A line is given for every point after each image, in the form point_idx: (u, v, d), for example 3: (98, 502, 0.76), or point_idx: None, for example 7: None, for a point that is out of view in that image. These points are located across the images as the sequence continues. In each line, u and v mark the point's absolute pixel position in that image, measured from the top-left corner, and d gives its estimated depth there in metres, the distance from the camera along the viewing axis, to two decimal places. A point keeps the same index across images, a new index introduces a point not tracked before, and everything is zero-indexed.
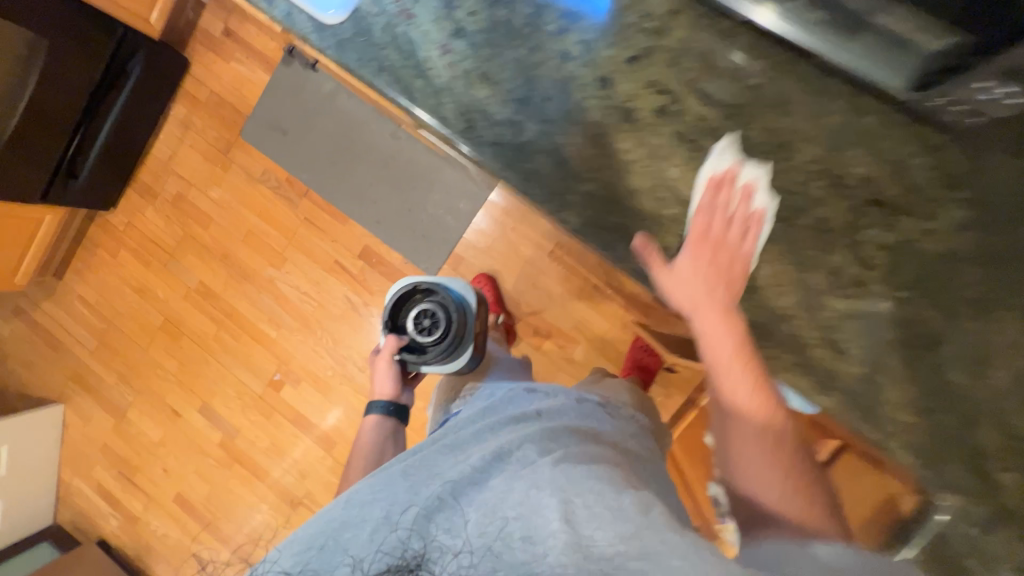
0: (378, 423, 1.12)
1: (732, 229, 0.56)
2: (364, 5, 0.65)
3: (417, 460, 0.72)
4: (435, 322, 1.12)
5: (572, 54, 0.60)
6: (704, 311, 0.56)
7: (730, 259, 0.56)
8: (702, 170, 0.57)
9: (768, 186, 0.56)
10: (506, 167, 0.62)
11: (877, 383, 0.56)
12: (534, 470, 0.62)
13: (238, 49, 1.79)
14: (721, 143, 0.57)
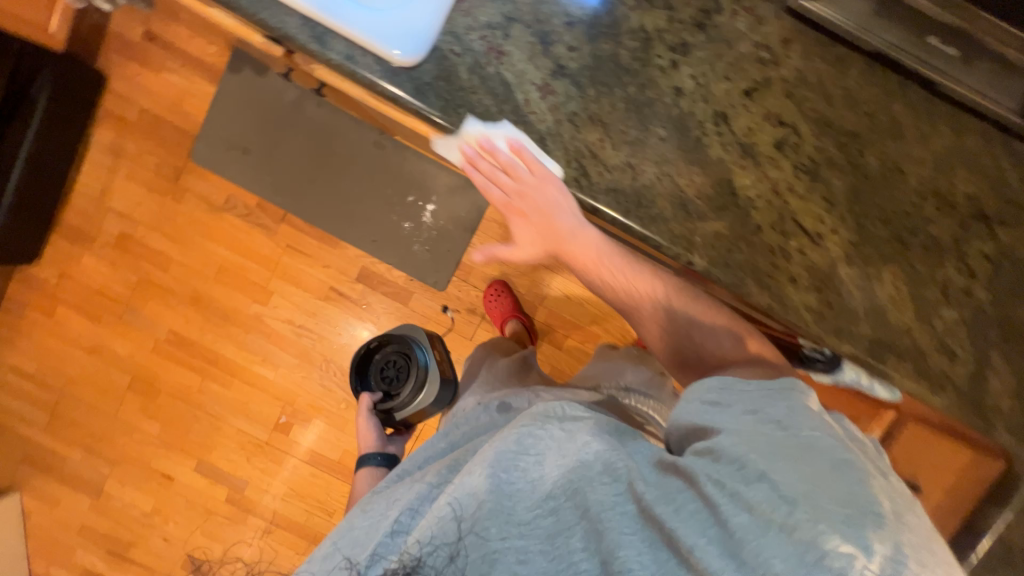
0: (370, 475, 0.96)
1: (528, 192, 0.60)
2: (443, 42, 0.57)
3: (393, 489, 0.63)
4: (402, 369, 1.09)
5: (685, 89, 0.58)
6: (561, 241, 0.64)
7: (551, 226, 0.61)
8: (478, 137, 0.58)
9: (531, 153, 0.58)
10: (627, 214, 0.58)
11: (983, 378, 0.62)
12: (509, 441, 0.56)
13: (167, 55, 1.52)
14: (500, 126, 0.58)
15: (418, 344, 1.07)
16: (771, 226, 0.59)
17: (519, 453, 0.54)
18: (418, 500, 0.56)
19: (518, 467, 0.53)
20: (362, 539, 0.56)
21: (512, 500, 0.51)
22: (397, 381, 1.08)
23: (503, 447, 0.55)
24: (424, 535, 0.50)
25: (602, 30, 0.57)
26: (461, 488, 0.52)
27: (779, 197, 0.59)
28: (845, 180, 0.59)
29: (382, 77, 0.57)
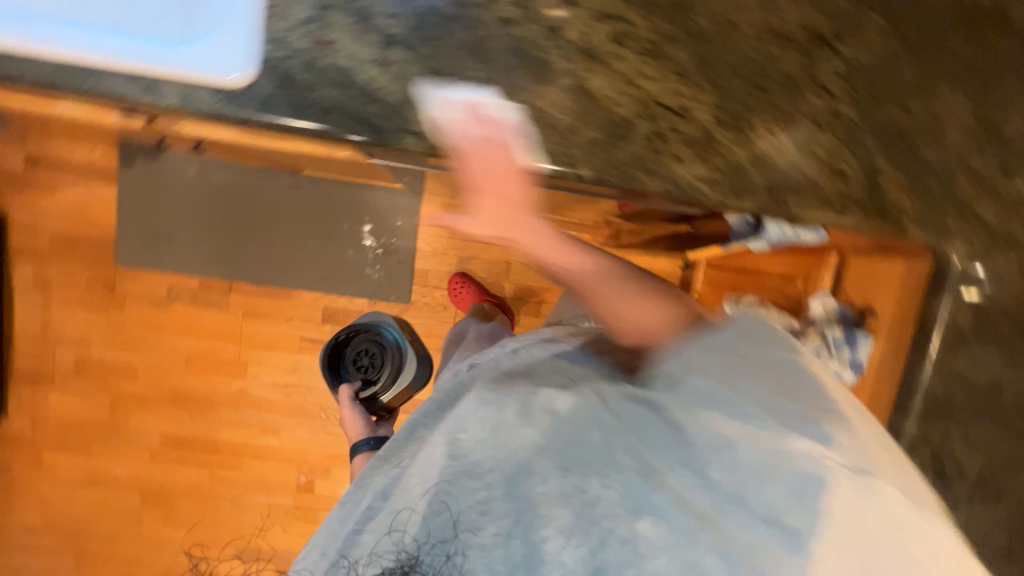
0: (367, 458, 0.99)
1: (487, 143, 0.58)
2: (267, 51, 0.57)
3: (377, 475, 0.67)
4: (375, 358, 1.19)
5: (511, 17, 0.59)
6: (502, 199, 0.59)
7: (501, 170, 0.58)
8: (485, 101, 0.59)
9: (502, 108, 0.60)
10: (502, 149, 0.60)
11: (879, 185, 0.65)
12: (488, 431, 0.57)
13: (56, 174, 1.49)
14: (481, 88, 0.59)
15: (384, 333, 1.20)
16: (638, 113, 0.61)
17: (501, 444, 0.56)
18: (401, 497, 0.59)
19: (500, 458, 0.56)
20: (353, 537, 0.60)
21: (504, 490, 0.54)
22: (371, 370, 1.18)
23: (487, 441, 0.57)
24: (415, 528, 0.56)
25: None
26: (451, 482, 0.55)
27: (635, 85, 0.61)
28: (687, 49, 0.61)
29: (225, 106, 0.57)
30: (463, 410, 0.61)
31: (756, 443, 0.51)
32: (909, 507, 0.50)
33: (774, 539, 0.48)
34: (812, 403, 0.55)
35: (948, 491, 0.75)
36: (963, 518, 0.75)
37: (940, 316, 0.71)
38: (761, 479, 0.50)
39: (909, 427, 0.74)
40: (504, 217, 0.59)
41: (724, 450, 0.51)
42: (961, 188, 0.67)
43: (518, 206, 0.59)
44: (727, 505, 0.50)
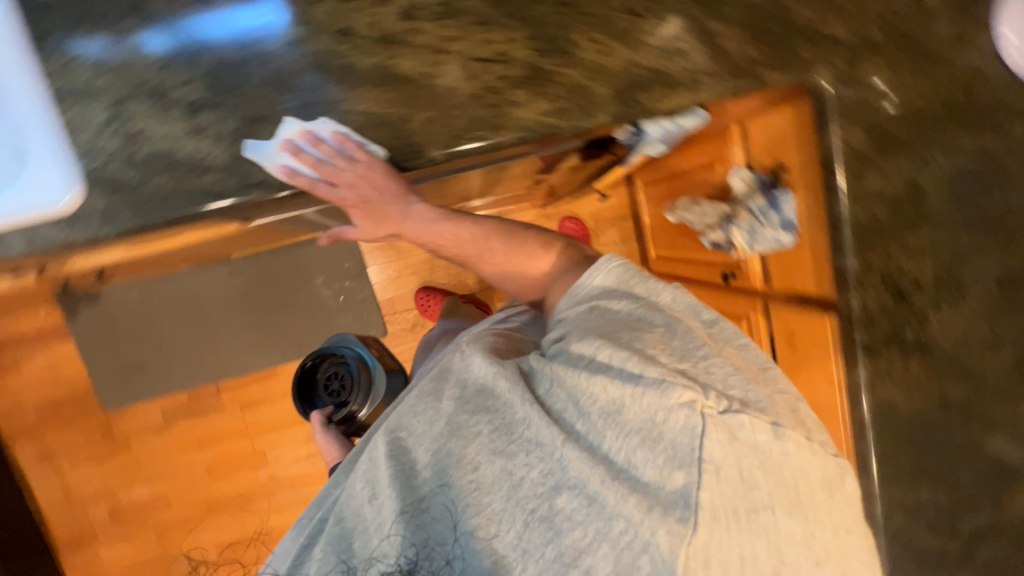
0: None
1: (342, 169, 0.61)
2: (84, 166, 0.57)
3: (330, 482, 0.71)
4: (346, 379, 1.11)
5: (299, 37, 0.59)
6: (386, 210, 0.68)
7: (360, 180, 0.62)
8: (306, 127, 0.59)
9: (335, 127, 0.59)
10: (346, 165, 0.60)
11: (720, 47, 0.64)
12: (431, 421, 0.65)
13: (13, 351, 1.51)
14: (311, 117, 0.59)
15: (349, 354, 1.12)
16: (459, 77, 0.61)
17: (445, 432, 0.64)
18: (355, 497, 0.63)
19: (443, 444, 0.63)
20: (350, 541, 0.61)
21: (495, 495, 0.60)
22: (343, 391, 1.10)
23: (432, 431, 0.64)
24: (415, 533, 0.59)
25: (194, 48, 0.58)
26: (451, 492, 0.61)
27: (444, 51, 0.61)
28: None
29: (68, 232, 0.57)
30: (406, 405, 0.69)
31: (639, 398, 0.59)
32: (777, 440, 0.58)
33: (662, 487, 0.56)
34: (743, 379, 0.64)
35: (912, 306, 0.75)
36: (936, 325, 0.76)
37: (835, 148, 0.70)
38: (645, 435, 0.58)
39: (852, 261, 0.74)
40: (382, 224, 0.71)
41: (617, 412, 0.60)
42: (799, 17, 0.65)
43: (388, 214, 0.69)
44: (619, 462, 0.59)
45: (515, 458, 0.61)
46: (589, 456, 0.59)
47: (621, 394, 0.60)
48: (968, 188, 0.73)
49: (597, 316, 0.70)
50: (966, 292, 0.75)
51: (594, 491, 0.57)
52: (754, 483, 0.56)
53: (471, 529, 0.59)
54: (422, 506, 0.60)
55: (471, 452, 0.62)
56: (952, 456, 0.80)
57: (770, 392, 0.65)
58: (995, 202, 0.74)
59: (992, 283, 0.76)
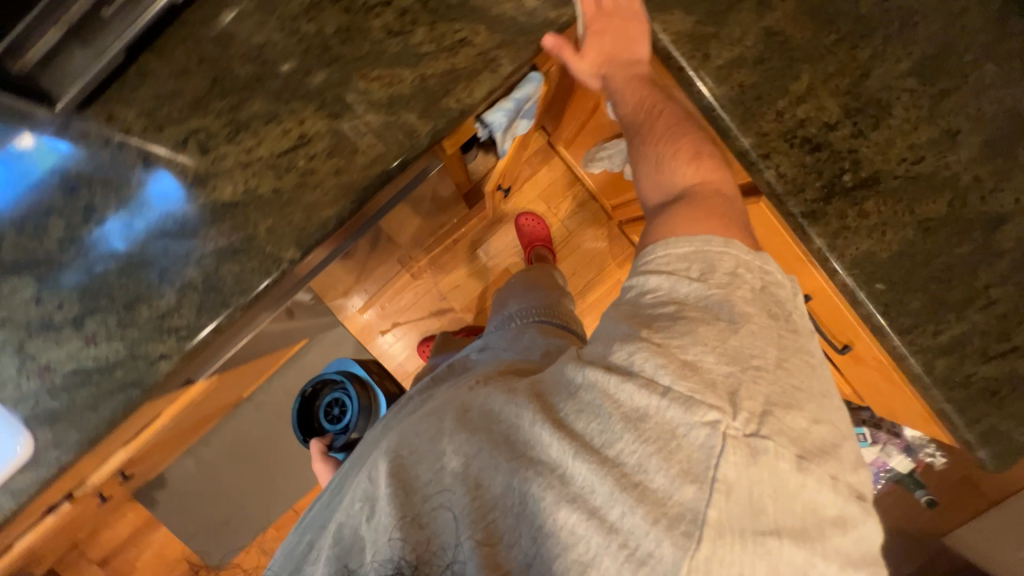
0: None
1: (619, 1, 0.63)
2: (21, 413, 0.63)
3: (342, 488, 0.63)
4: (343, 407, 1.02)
5: (131, 217, 0.62)
6: (621, 52, 0.64)
7: (633, 26, 0.63)
8: None
9: None
10: (225, 304, 0.63)
11: (500, 16, 0.62)
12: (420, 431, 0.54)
13: (123, 554, 1.68)
14: None
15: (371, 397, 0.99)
16: (278, 177, 0.62)
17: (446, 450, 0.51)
18: (348, 512, 0.54)
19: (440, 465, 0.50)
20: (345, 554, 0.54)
21: (493, 508, 0.47)
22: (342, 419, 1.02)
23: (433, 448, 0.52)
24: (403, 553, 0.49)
25: (51, 272, 0.62)
26: (442, 503, 0.49)
27: (253, 163, 0.62)
28: (259, 97, 0.62)
29: (40, 470, 0.64)
30: (414, 421, 0.57)
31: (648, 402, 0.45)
32: (802, 473, 0.43)
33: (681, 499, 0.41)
34: (796, 386, 0.47)
35: (833, 150, 0.67)
36: (870, 155, 0.68)
37: (667, 43, 0.64)
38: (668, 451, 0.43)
39: (747, 137, 0.66)
40: (607, 62, 0.64)
41: (642, 419, 0.45)
42: None
43: (624, 57, 0.64)
44: (631, 466, 0.43)
45: (524, 475, 0.46)
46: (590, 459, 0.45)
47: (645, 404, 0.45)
48: (833, 3, 0.65)
49: (662, 265, 0.53)
50: (884, 108, 0.67)
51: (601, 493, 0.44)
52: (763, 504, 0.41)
53: (468, 548, 0.46)
54: (421, 522, 0.49)
55: (472, 468, 0.49)
56: (965, 276, 0.71)
57: (819, 405, 0.47)
58: (869, 2, 0.66)
59: (909, 83, 0.67)
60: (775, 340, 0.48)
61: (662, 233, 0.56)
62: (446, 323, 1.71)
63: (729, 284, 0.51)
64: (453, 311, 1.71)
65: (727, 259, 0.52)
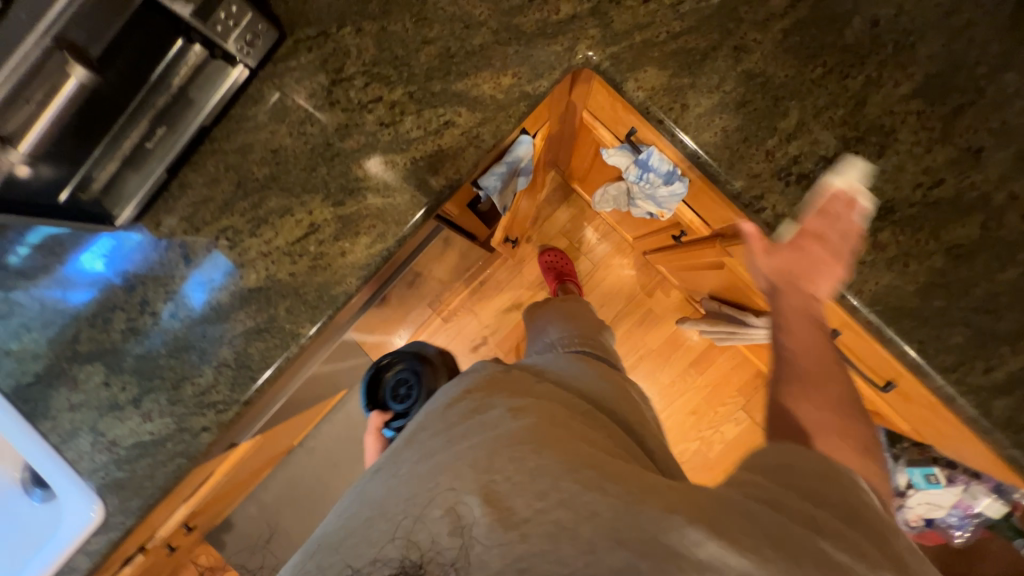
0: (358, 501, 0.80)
1: (839, 222, 0.61)
2: (94, 482, 0.72)
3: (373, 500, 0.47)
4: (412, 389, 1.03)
5: (175, 308, 0.71)
6: (812, 274, 0.61)
7: (834, 245, 0.61)
8: (840, 181, 0.62)
9: (864, 192, 0.63)
10: (255, 379, 0.70)
11: (479, 97, 0.67)
12: (526, 470, 0.41)
13: None
14: (857, 163, 0.63)
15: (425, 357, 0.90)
16: (293, 262, 0.69)
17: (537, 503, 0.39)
18: (384, 547, 0.40)
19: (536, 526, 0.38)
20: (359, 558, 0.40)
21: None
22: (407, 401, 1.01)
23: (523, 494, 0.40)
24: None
25: (117, 359, 0.72)
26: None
27: (272, 251, 0.70)
28: (274, 193, 0.70)
29: (111, 532, 0.73)
30: (510, 447, 0.44)
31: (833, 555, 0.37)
32: None
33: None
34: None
35: (835, 183, 0.64)
36: (879, 184, 0.63)
37: (643, 101, 0.66)
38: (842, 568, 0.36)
39: (737, 180, 0.65)
40: (794, 272, 0.62)
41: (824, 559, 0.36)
42: (532, 25, 0.66)
43: (814, 276, 0.61)
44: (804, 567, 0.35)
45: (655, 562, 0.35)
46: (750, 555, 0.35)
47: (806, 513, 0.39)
48: (816, 37, 0.64)
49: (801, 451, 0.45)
50: (889, 134, 0.63)
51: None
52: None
53: None
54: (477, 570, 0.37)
55: (580, 530, 0.37)
56: (1016, 303, 0.63)
57: None
58: (857, 30, 0.63)
59: (915, 105, 0.63)
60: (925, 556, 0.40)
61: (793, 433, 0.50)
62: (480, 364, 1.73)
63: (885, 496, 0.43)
64: (485, 350, 1.73)
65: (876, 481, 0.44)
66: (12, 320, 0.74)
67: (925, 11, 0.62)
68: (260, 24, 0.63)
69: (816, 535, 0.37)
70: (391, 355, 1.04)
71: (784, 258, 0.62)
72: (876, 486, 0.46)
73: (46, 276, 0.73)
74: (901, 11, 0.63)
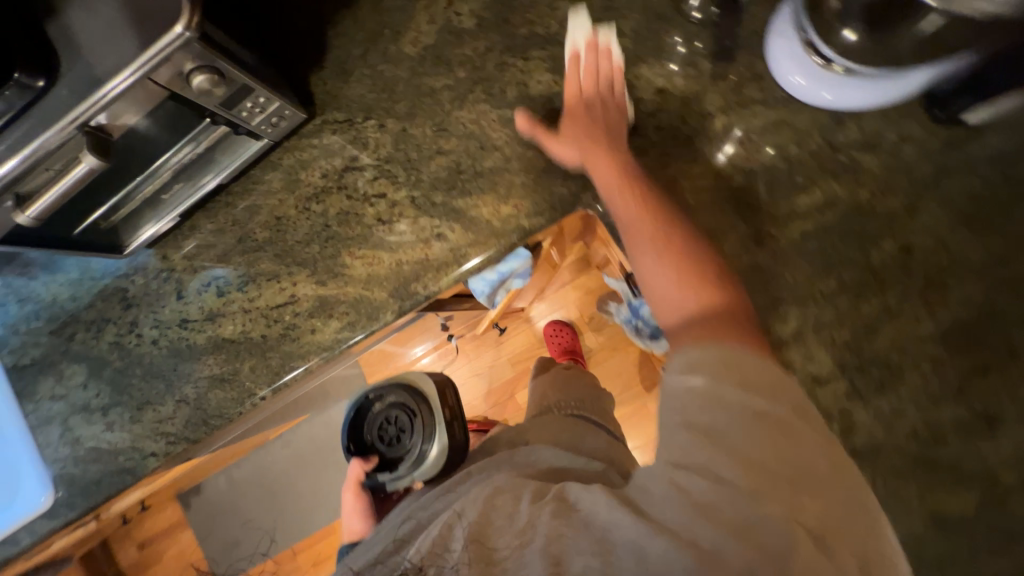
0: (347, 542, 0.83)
1: (606, 82, 0.63)
2: (51, 472, 0.78)
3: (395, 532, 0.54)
4: (398, 435, 0.79)
5: (157, 336, 0.76)
6: (609, 143, 0.59)
7: (618, 110, 0.61)
8: (581, 41, 0.64)
9: (602, 28, 0.64)
10: (208, 423, 0.74)
11: (476, 218, 0.67)
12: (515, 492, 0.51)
13: (156, 543, 1.90)
14: (579, 21, 0.65)
15: (394, 380, 0.81)
16: (266, 326, 0.72)
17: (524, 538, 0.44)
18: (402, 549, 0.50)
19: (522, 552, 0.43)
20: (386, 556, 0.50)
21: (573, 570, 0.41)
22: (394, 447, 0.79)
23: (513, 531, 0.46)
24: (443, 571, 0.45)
25: (99, 367, 0.78)
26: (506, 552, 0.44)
27: (251, 311, 0.73)
28: (267, 256, 0.72)
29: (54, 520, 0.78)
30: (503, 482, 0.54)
31: (748, 512, 0.38)
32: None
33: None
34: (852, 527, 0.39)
35: (820, 407, 0.59)
36: (868, 423, 0.57)
37: None
38: (764, 554, 0.36)
39: None
40: (594, 135, 0.60)
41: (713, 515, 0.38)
42: (544, 161, 0.65)
43: (604, 134, 0.60)
44: (703, 549, 0.38)
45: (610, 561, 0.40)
46: (675, 546, 0.38)
47: (708, 497, 0.39)
48: (837, 248, 0.58)
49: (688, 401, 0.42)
50: (894, 372, 0.57)
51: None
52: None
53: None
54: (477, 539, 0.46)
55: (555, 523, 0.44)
56: None
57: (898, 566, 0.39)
58: (886, 252, 0.57)
59: (932, 349, 0.56)
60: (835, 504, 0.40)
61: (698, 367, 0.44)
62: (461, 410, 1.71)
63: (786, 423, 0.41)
64: (471, 397, 1.72)
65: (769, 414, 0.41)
66: (28, 305, 0.81)
67: (970, 252, 0.56)
68: (288, 109, 0.65)
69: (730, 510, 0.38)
70: (375, 388, 0.81)
71: (579, 130, 0.61)
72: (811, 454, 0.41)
73: (61, 274, 0.80)
74: (943, 244, 0.56)
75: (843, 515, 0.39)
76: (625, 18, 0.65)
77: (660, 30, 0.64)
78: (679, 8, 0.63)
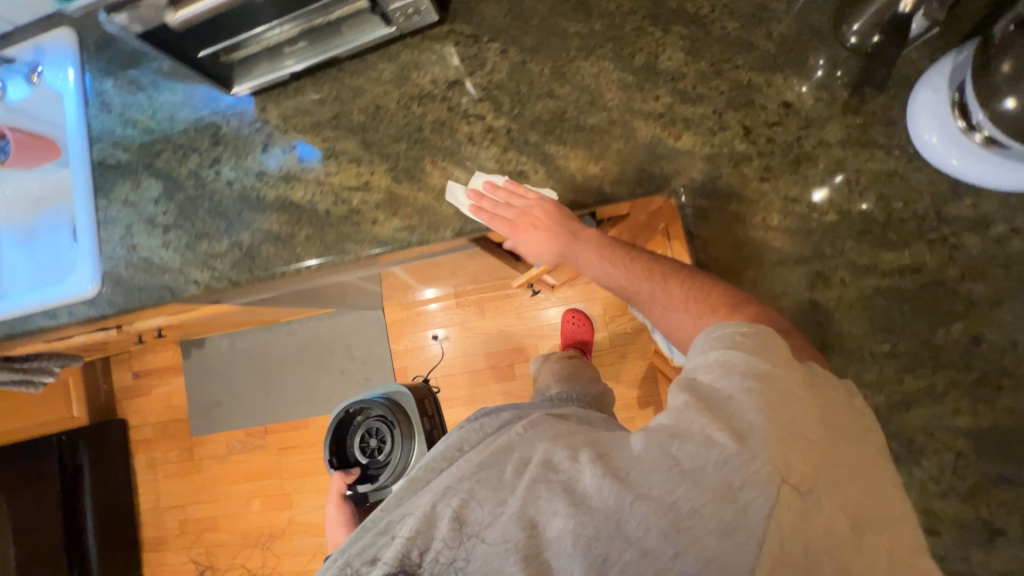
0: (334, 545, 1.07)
1: None
2: (104, 267, 0.84)
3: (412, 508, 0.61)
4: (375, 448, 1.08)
5: (232, 179, 0.80)
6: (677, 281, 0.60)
7: None
8: None
9: None
10: (251, 272, 0.78)
11: (561, 168, 0.67)
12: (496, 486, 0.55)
13: (150, 378, 2.03)
14: None
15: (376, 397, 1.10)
16: (332, 203, 0.75)
17: (511, 535, 0.51)
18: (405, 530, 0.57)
19: (506, 553, 0.50)
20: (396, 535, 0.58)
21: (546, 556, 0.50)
22: (372, 457, 1.08)
23: (501, 522, 0.52)
24: (440, 549, 0.54)
25: (173, 189, 0.83)
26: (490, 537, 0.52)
27: (323, 183, 0.76)
28: (356, 138, 0.75)
29: (91, 309, 0.85)
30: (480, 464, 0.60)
31: (736, 470, 0.43)
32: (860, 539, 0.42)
33: (726, 551, 0.42)
34: (848, 489, 0.44)
35: None
36: None
37: (697, 262, 0.63)
38: (735, 499, 0.43)
39: None
40: None
41: (693, 474, 0.45)
42: (645, 135, 0.65)
43: None
44: (683, 510, 0.45)
45: (581, 522, 0.48)
46: (652, 510, 0.46)
47: (696, 462, 0.46)
48: (902, 314, 0.57)
49: (703, 393, 0.50)
50: (913, 452, 0.56)
51: (647, 542, 0.46)
52: (817, 560, 0.41)
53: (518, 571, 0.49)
54: (464, 523, 0.54)
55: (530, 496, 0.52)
56: None
57: (886, 529, 0.44)
58: (952, 335, 0.56)
59: (959, 444, 0.55)
60: (833, 461, 0.45)
61: (718, 373, 0.50)
62: (459, 360, 1.75)
63: (799, 402, 0.47)
64: (472, 353, 1.75)
65: (782, 391, 0.47)
66: (129, 112, 0.86)
67: None
68: (423, 6, 0.68)
69: (716, 470, 0.44)
70: (356, 405, 1.10)
71: None
72: (821, 427, 0.46)
73: (167, 94, 0.85)
74: (1011, 346, 0.55)
75: (851, 486, 0.44)
76: (778, 22, 0.63)
77: (808, 43, 0.62)
78: (835, 27, 0.61)
